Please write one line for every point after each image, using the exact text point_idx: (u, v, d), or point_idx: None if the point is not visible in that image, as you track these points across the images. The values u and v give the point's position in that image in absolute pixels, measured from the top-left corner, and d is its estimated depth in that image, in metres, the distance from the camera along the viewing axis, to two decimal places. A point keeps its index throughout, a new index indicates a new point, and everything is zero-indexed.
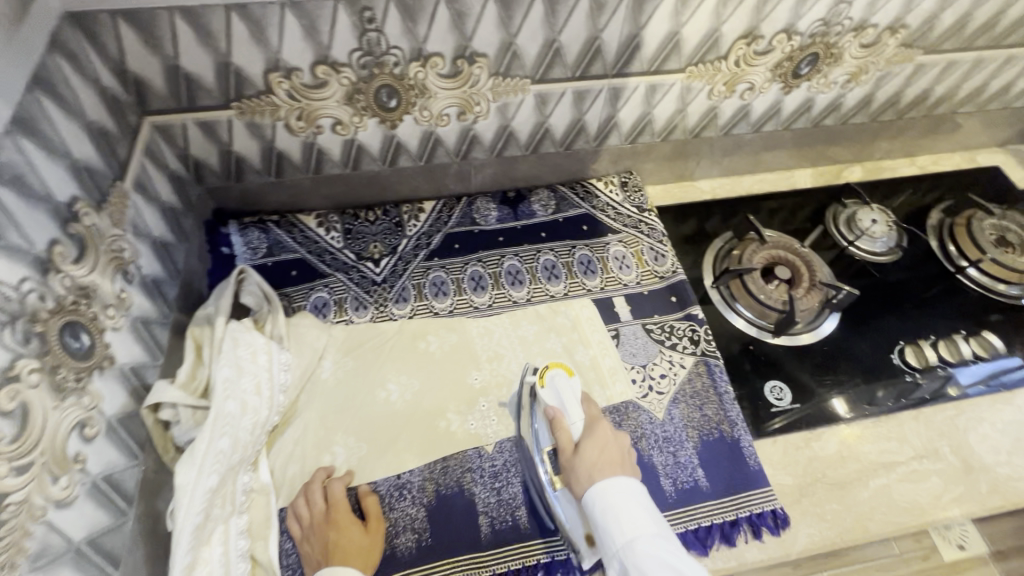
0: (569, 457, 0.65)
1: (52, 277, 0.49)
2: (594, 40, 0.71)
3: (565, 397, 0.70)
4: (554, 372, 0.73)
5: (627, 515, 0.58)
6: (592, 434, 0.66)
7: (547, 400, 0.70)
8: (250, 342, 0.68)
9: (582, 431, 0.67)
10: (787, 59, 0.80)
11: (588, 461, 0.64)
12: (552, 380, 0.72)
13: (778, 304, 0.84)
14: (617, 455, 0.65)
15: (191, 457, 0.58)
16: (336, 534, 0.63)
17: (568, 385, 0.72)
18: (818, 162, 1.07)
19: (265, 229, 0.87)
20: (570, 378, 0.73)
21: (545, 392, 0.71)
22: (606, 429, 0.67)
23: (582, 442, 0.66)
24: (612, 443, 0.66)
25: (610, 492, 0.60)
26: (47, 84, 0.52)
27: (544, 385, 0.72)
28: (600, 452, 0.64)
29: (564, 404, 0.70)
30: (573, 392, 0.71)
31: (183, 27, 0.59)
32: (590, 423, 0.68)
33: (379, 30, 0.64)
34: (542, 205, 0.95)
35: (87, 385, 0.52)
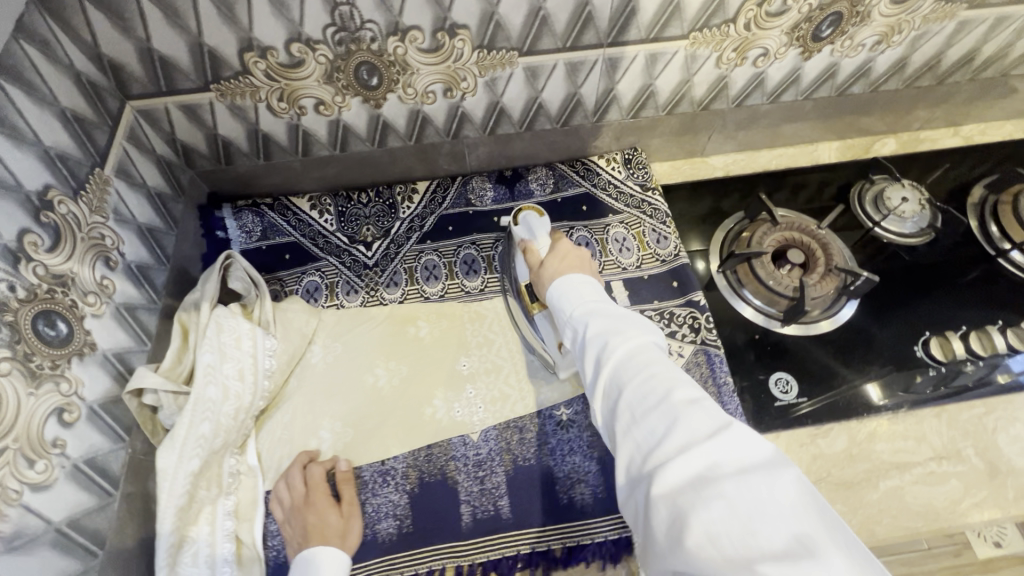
0: (535, 272, 0.69)
1: (22, 267, 0.50)
2: (584, 7, 0.65)
3: (536, 229, 0.75)
4: (527, 213, 0.78)
5: (579, 292, 0.60)
6: (555, 249, 0.69)
7: (520, 235, 0.76)
8: (234, 328, 0.68)
9: (547, 252, 0.71)
10: (806, 20, 0.72)
11: (548, 271, 0.66)
12: (525, 218, 0.78)
13: (789, 289, 0.78)
14: (576, 261, 0.67)
15: (171, 442, 0.61)
16: (314, 518, 0.63)
17: (539, 223, 0.76)
18: (846, 134, 0.98)
19: (259, 213, 0.86)
20: (543, 217, 0.78)
21: (520, 229, 0.77)
22: (567, 245, 0.69)
23: (547, 258, 0.69)
24: (571, 253, 0.68)
25: (566, 282, 0.61)
26: (13, 73, 0.52)
27: (518, 224, 0.78)
28: (561, 262, 0.67)
29: (534, 236, 0.74)
30: (543, 226, 0.75)
31: (149, 8, 0.58)
32: (555, 243, 0.72)
33: (350, 4, 0.61)
34: (540, 184, 0.91)
35: (65, 372, 0.53)
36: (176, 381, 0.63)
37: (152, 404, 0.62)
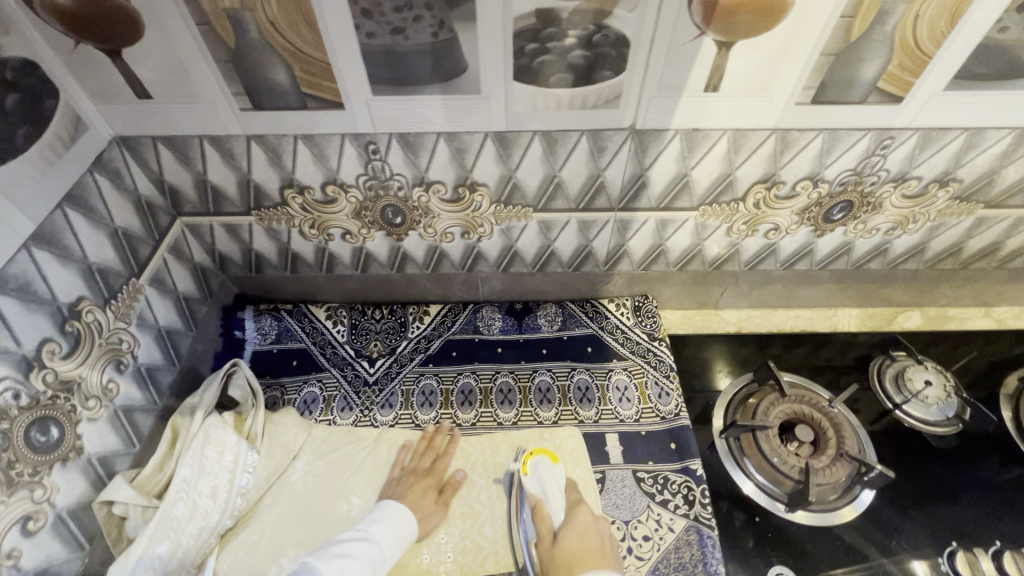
0: (549, 547, 0.65)
1: (33, 375, 0.53)
2: (596, 178, 0.70)
3: (547, 485, 0.72)
4: (538, 460, 0.74)
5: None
6: (573, 521, 0.66)
7: (531, 489, 0.72)
8: (220, 440, 0.70)
9: (564, 522, 0.67)
10: (815, 204, 0.74)
11: (568, 551, 0.63)
12: (536, 467, 0.74)
13: (795, 471, 0.73)
14: (596, 542, 0.63)
15: (124, 561, 0.61)
16: (415, 489, 0.73)
17: (550, 473, 0.73)
18: (866, 303, 0.96)
19: (278, 317, 0.91)
20: (556, 466, 0.74)
21: (530, 480, 0.73)
22: (586, 516, 0.66)
23: (562, 531, 0.66)
24: (590, 532, 0.65)
25: None
26: (78, 200, 0.59)
27: (528, 474, 0.74)
28: (579, 540, 0.64)
29: (546, 493, 0.71)
30: (555, 479, 0.73)
31: (210, 150, 0.66)
32: (571, 510, 0.68)
33: (382, 160, 0.67)
34: (549, 320, 0.93)
35: (43, 479, 0.54)
36: (150, 493, 0.65)
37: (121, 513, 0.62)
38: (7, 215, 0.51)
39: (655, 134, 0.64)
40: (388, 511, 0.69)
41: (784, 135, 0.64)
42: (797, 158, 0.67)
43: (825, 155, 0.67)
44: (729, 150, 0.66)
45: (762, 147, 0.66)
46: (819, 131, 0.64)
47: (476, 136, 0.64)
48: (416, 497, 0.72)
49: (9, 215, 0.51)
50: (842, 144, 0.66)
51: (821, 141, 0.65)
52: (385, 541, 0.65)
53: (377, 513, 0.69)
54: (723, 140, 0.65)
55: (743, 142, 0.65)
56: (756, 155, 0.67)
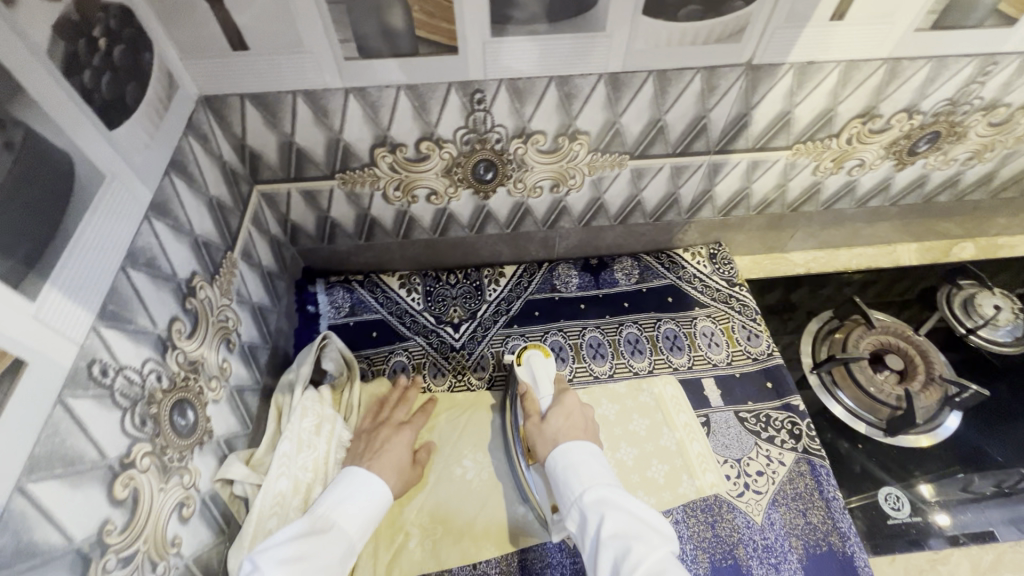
0: (534, 424, 0.67)
1: (168, 355, 0.50)
2: (701, 119, 0.68)
3: (538, 373, 0.73)
4: (531, 353, 0.75)
5: (585, 471, 0.60)
6: (561, 401, 0.68)
7: (523, 377, 0.73)
8: (317, 412, 0.67)
9: (553, 401, 0.69)
10: (904, 137, 0.75)
11: (552, 427, 0.65)
12: (529, 359, 0.75)
13: (892, 398, 0.77)
14: (581, 422, 0.66)
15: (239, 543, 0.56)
16: (388, 441, 0.67)
17: (544, 365, 0.74)
18: (924, 238, 0.99)
19: (350, 288, 0.88)
20: (547, 360, 0.75)
21: (522, 369, 0.74)
22: (573, 400, 0.68)
23: (549, 412, 0.68)
24: (576, 412, 0.67)
25: (573, 449, 0.62)
26: (180, 167, 0.54)
27: (521, 364, 0.75)
28: (565, 419, 0.66)
29: (537, 382, 0.72)
30: (546, 371, 0.74)
31: (303, 107, 0.61)
32: (559, 395, 0.70)
33: (486, 110, 0.64)
34: (626, 273, 0.92)
35: (188, 463, 0.52)
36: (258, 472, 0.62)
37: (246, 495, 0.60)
38: (131, 182, 0.46)
39: (770, 70, 0.63)
40: (364, 485, 0.61)
41: (894, 65, 0.64)
42: (901, 89, 0.67)
43: (928, 85, 0.67)
44: (837, 83, 0.66)
45: (871, 78, 0.65)
46: (930, 59, 0.64)
47: (588, 79, 0.62)
48: (389, 450, 0.66)
49: (132, 183, 0.46)
50: (947, 72, 0.66)
51: (928, 70, 0.65)
52: (354, 525, 0.58)
53: (340, 486, 0.60)
54: (835, 72, 0.64)
55: (854, 74, 0.65)
56: (863, 88, 0.67)
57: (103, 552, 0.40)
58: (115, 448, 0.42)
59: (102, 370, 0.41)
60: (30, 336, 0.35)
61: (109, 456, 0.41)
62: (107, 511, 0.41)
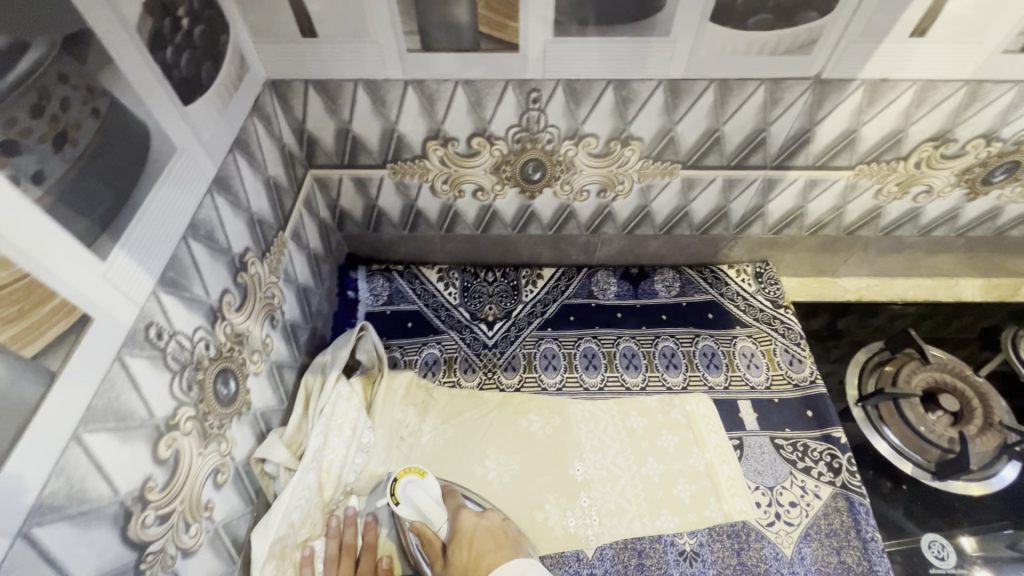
0: (442, 568, 0.60)
1: (217, 325, 0.52)
2: (761, 132, 0.66)
3: (422, 503, 0.64)
4: (406, 480, 0.65)
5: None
6: (456, 533, 0.61)
7: (408, 516, 0.64)
8: (343, 412, 0.70)
9: (449, 534, 0.62)
10: (980, 164, 0.71)
11: (461, 561, 0.58)
12: (406, 490, 0.65)
13: (943, 440, 0.72)
14: (487, 541, 0.60)
15: (265, 527, 0.58)
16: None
17: (422, 490, 0.65)
18: (991, 273, 0.93)
19: (390, 278, 0.90)
20: (425, 481, 0.66)
21: (402, 506, 0.64)
22: (468, 518, 0.62)
23: (451, 543, 0.61)
24: (475, 534, 0.60)
25: None
26: (244, 145, 0.56)
27: (399, 501, 0.64)
28: (467, 547, 0.59)
29: (423, 514, 0.64)
30: (430, 497, 0.64)
31: (362, 96, 0.63)
32: (452, 517, 0.63)
33: (541, 110, 0.64)
34: (665, 285, 0.90)
35: (226, 431, 0.54)
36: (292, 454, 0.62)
37: (272, 472, 0.61)
38: (199, 156, 0.48)
39: (838, 85, 0.61)
40: None
41: (976, 86, 0.60)
42: (981, 113, 0.63)
43: (1012, 110, 0.63)
44: (912, 103, 0.62)
45: (949, 100, 0.62)
46: (1016, 83, 0.60)
47: (647, 84, 0.61)
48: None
49: (199, 157, 0.48)
50: None
51: (1014, 94, 0.61)
52: None
53: None
54: (910, 91, 0.61)
55: (930, 95, 0.61)
56: (939, 110, 0.63)
57: (143, 507, 0.42)
58: (163, 409, 0.44)
59: (158, 332, 0.43)
60: (36, 251, 0.32)
61: (157, 416, 0.43)
62: (150, 468, 0.43)
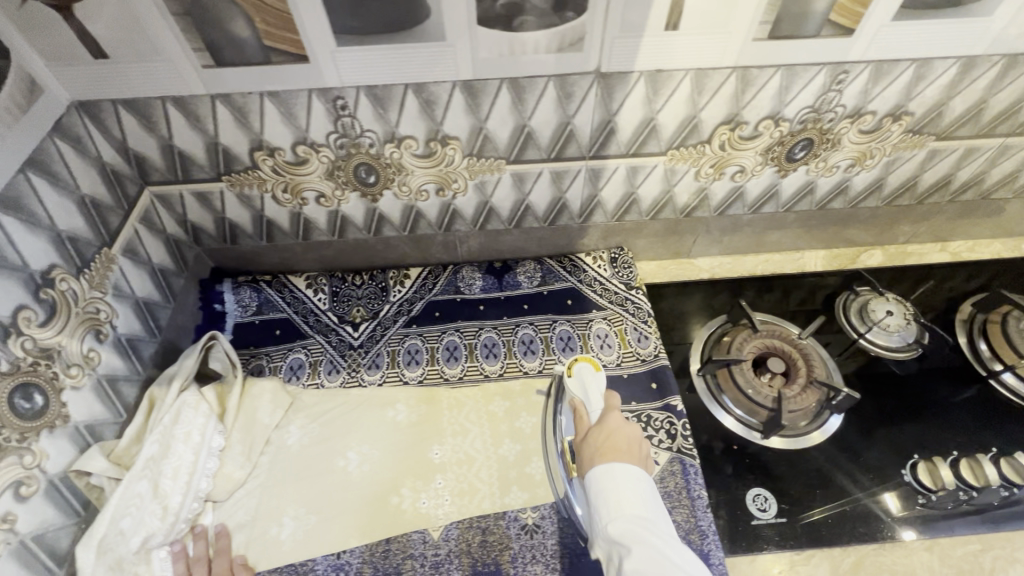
0: (579, 444, 0.62)
1: (11, 341, 0.53)
2: (566, 125, 0.71)
3: (589, 388, 0.66)
4: (581, 366, 0.68)
5: (617, 496, 0.55)
6: (603, 422, 0.61)
7: (570, 389, 0.67)
8: (190, 420, 0.70)
9: (597, 420, 0.63)
10: (778, 143, 0.77)
11: (593, 447, 0.59)
12: (580, 371, 0.68)
13: (768, 400, 0.77)
14: (622, 442, 0.59)
15: (89, 538, 0.60)
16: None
17: (594, 377, 0.67)
18: (831, 244, 1.00)
19: (257, 288, 0.91)
20: (598, 371, 0.68)
21: (572, 382, 0.68)
22: (616, 420, 0.61)
23: (592, 428, 0.62)
24: (620, 432, 0.60)
25: (606, 478, 0.56)
26: (42, 166, 0.58)
27: (571, 375, 0.68)
28: (605, 439, 0.60)
29: (587, 397, 0.66)
30: (598, 384, 0.67)
31: (174, 113, 0.65)
32: (604, 412, 0.63)
33: (352, 116, 0.67)
34: (528, 276, 0.94)
35: (31, 445, 0.55)
36: (119, 464, 0.64)
37: (100, 484, 0.62)
38: None
39: (619, 77, 0.66)
40: None
41: (744, 72, 0.66)
42: (758, 95, 0.69)
43: (785, 92, 0.69)
44: (692, 91, 0.68)
45: (724, 86, 0.68)
46: (777, 68, 0.66)
47: (443, 86, 0.65)
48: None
49: None
50: (799, 80, 0.68)
51: (779, 78, 0.67)
52: None
53: None
54: (686, 81, 0.67)
55: (706, 82, 0.67)
56: (719, 95, 0.69)
57: None
58: None
59: None
60: None
61: None
62: None
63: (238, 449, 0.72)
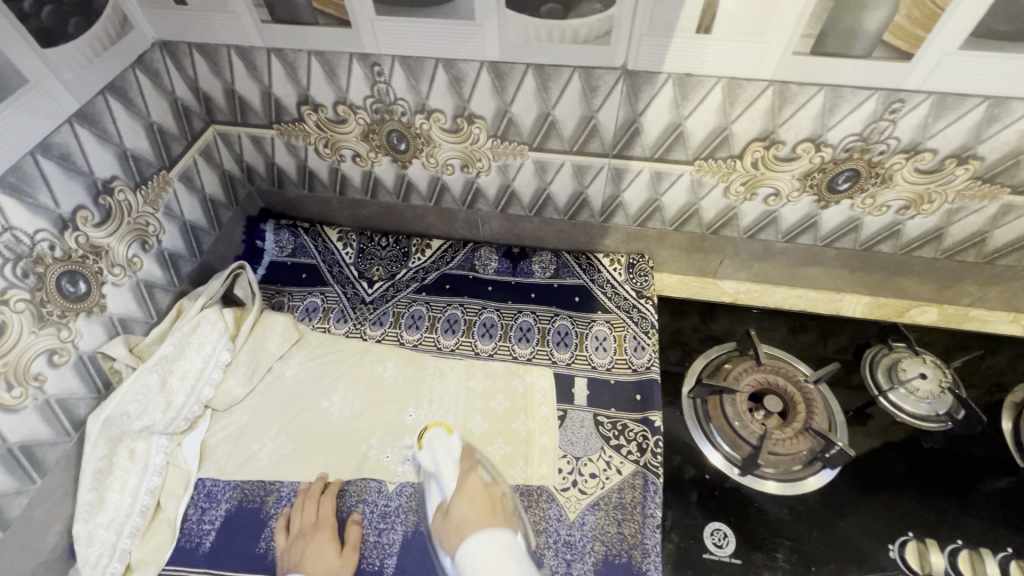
0: (440, 521, 0.62)
1: (67, 234, 0.63)
2: (589, 120, 0.71)
3: (440, 456, 0.70)
4: (432, 434, 0.74)
5: (491, 560, 0.53)
6: (461, 491, 0.64)
7: (425, 462, 0.71)
8: (205, 333, 0.79)
9: (456, 489, 0.65)
10: (819, 170, 0.72)
11: (454, 519, 0.60)
12: (431, 441, 0.73)
13: (754, 436, 0.73)
14: (486, 504, 0.61)
15: (101, 411, 0.69)
16: (314, 545, 0.65)
17: (444, 444, 0.72)
18: (878, 292, 0.91)
19: (295, 233, 0.99)
20: (449, 438, 0.73)
21: (424, 454, 0.73)
22: (474, 483, 0.65)
23: (454, 501, 0.63)
24: (479, 490, 0.64)
25: (478, 539, 0.55)
26: (120, 91, 0.67)
27: (422, 448, 0.74)
28: (469, 503, 0.62)
29: (439, 468, 0.70)
30: (449, 453, 0.71)
31: (237, 61, 0.73)
32: (462, 478, 0.67)
33: (387, 83, 0.72)
34: (542, 267, 0.95)
35: (70, 323, 0.65)
36: (142, 358, 0.74)
37: (121, 369, 0.72)
38: (57, 92, 0.59)
39: (648, 77, 0.64)
40: None
41: (782, 88, 0.62)
42: (798, 115, 0.65)
43: (828, 115, 0.64)
44: (724, 101, 0.65)
45: (760, 100, 0.64)
46: (821, 87, 0.62)
47: (472, 65, 0.67)
48: (314, 556, 0.64)
49: (58, 93, 0.59)
50: (845, 103, 0.63)
51: (823, 98, 0.63)
52: None
53: None
54: (718, 88, 0.64)
55: (739, 93, 0.64)
56: (754, 109, 0.65)
57: None
58: None
59: None
60: None
61: None
62: None
63: (242, 368, 0.80)
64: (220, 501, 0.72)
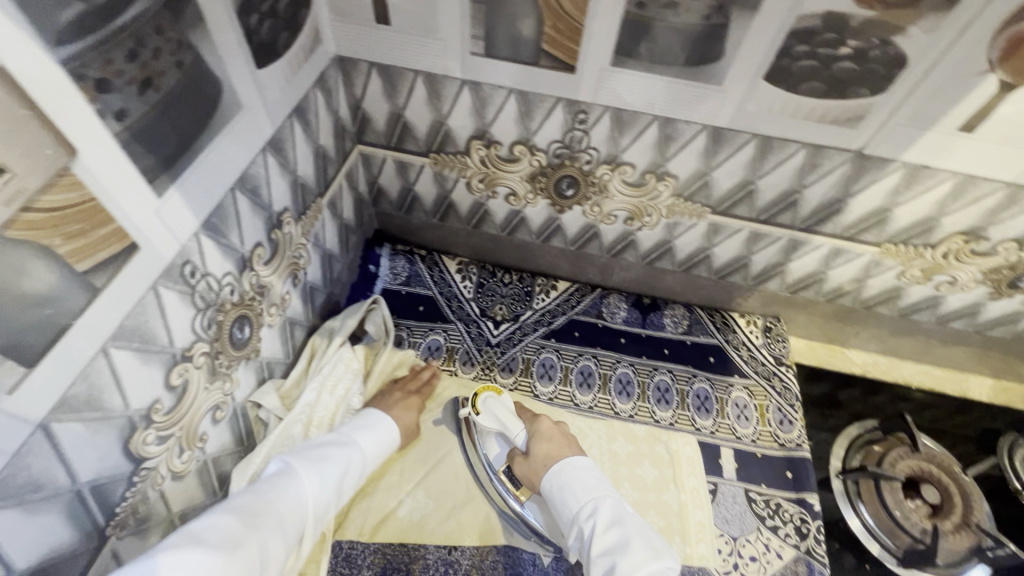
0: (522, 462, 0.67)
1: (244, 274, 0.55)
2: (793, 194, 0.67)
3: (501, 413, 0.70)
4: (485, 394, 0.71)
5: (584, 483, 0.62)
6: (538, 434, 0.68)
7: (485, 425, 0.69)
8: (342, 373, 0.73)
9: (528, 437, 0.68)
10: (1008, 267, 0.71)
11: (540, 456, 0.66)
12: (485, 403, 0.70)
13: (917, 529, 0.73)
14: (563, 438, 0.68)
15: (246, 466, 0.61)
16: (399, 402, 0.72)
17: (500, 403, 0.70)
18: (1004, 376, 0.92)
19: (411, 260, 0.92)
20: (501, 395, 0.72)
21: (483, 418, 0.69)
22: (547, 423, 0.69)
23: (530, 445, 0.68)
24: (553, 433, 0.69)
25: (571, 468, 0.64)
26: (303, 113, 0.60)
27: (478, 412, 0.70)
28: (550, 443, 0.67)
29: (503, 424, 0.69)
30: (505, 407, 0.70)
31: (420, 88, 0.66)
32: (531, 424, 0.70)
33: (585, 131, 0.66)
34: (674, 321, 0.91)
35: (233, 373, 0.57)
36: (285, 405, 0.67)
37: (265, 418, 0.64)
38: (260, 117, 0.52)
39: (878, 163, 0.61)
40: None
41: (1017, 190, 0.61)
42: (1018, 216, 0.63)
43: None
44: (948, 195, 0.63)
45: (986, 198, 0.62)
46: None
47: (692, 126, 0.62)
48: (400, 409, 0.71)
49: (261, 118, 0.52)
50: None
51: None
52: None
53: None
54: (948, 183, 0.62)
55: (969, 189, 0.62)
56: (975, 206, 0.64)
57: (147, 426, 0.45)
58: (181, 341, 0.48)
59: (192, 271, 0.47)
60: (108, 181, 0.36)
61: (175, 346, 0.47)
62: (159, 393, 0.46)
63: None
64: (361, 568, 0.65)
